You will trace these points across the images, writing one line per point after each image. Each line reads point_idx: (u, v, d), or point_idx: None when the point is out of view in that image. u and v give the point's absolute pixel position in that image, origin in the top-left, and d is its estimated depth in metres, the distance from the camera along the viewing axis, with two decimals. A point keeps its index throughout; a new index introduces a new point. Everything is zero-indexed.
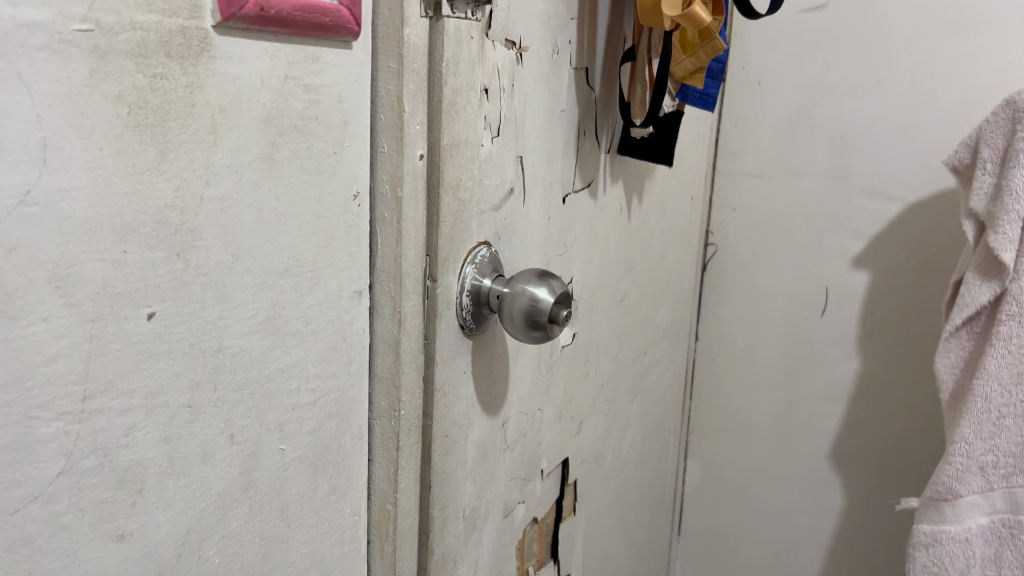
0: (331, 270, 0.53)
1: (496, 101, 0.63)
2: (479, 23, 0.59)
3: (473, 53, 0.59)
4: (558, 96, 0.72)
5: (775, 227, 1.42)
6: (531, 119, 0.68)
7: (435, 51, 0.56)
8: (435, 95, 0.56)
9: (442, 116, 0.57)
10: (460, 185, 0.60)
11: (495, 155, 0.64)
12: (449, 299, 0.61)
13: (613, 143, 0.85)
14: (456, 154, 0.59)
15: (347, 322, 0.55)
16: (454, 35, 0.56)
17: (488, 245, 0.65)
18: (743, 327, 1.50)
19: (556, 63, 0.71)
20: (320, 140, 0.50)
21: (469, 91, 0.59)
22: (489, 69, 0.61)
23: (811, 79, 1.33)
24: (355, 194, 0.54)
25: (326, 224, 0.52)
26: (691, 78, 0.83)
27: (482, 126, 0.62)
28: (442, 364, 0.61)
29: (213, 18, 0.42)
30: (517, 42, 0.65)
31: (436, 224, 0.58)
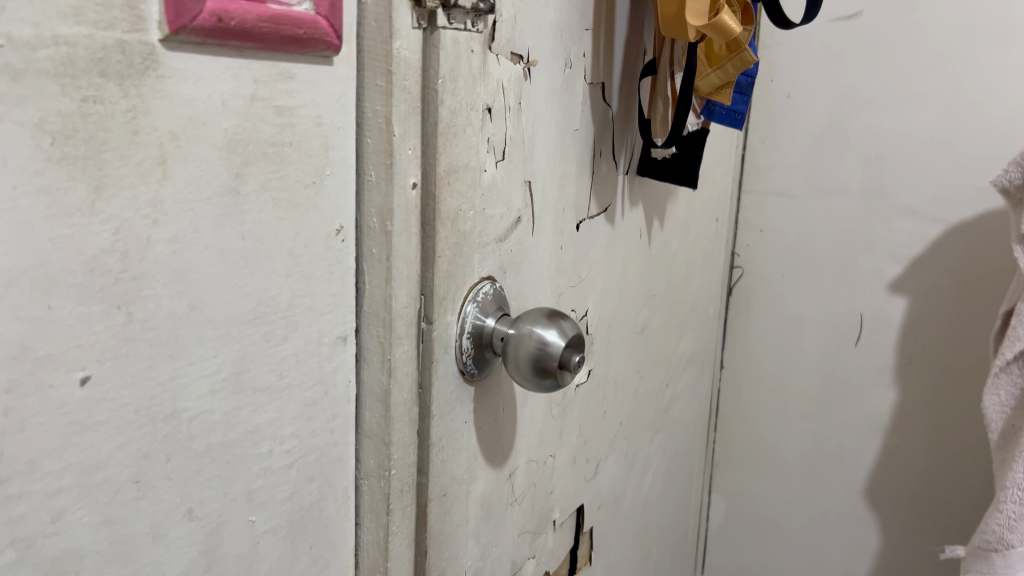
0: (310, 316, 0.46)
1: (502, 120, 0.56)
2: (480, 35, 0.52)
3: (474, 69, 0.53)
4: (571, 114, 0.66)
5: (805, 249, 1.35)
6: (541, 140, 0.62)
7: (428, 68, 0.49)
8: (430, 116, 0.50)
9: (439, 140, 0.50)
10: (458, 216, 0.53)
11: (500, 182, 0.57)
12: (447, 342, 0.54)
13: (632, 165, 0.79)
14: (454, 182, 0.53)
15: (329, 373, 0.48)
16: (452, 50, 0.50)
17: (492, 280, 0.58)
18: (772, 354, 1.43)
19: (569, 78, 0.65)
20: (296, 168, 0.44)
21: (469, 111, 0.53)
22: (493, 86, 0.55)
23: (842, 93, 1.26)
24: (339, 228, 0.47)
25: (304, 262, 0.46)
26: (717, 94, 0.77)
27: (485, 150, 0.55)
28: (440, 416, 0.55)
29: (160, 32, 0.36)
30: (525, 55, 0.58)
31: (433, 261, 0.52)
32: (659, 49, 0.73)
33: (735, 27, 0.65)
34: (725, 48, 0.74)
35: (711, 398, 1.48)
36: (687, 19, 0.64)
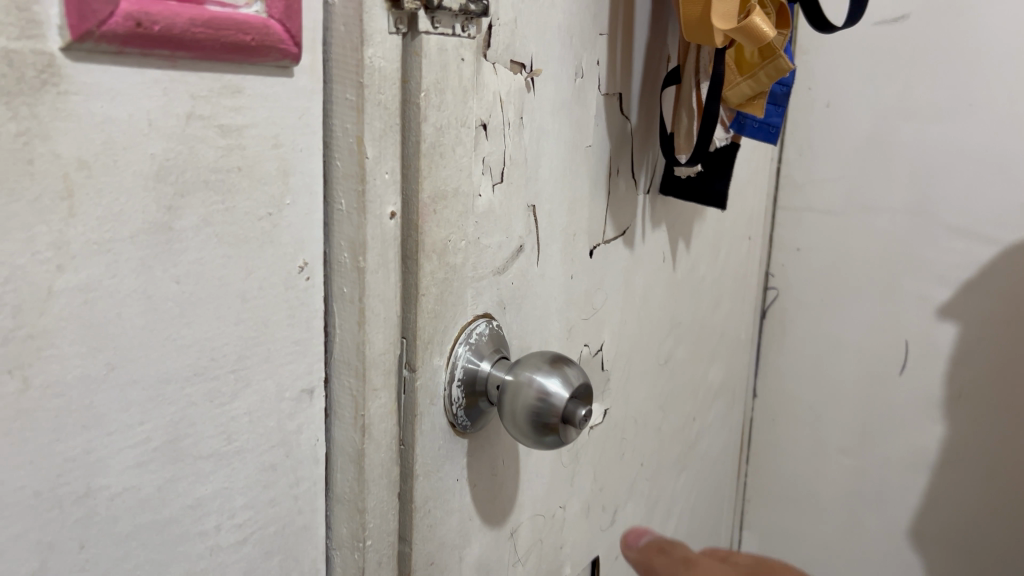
0: (266, 369, 0.40)
1: (499, 138, 0.50)
2: (472, 41, 0.46)
3: (466, 80, 0.46)
4: (584, 130, 0.60)
5: (844, 268, 1.27)
6: (545, 160, 0.55)
7: (409, 79, 0.43)
8: (411, 135, 0.43)
9: (423, 162, 0.44)
10: (447, 247, 0.47)
11: (498, 207, 0.51)
12: (433, 391, 0.47)
13: (654, 183, 0.72)
14: (443, 209, 0.46)
15: (292, 432, 0.42)
16: (438, 58, 0.44)
17: (488, 319, 0.51)
18: (808, 383, 1.35)
19: (580, 89, 0.58)
20: (247, 197, 0.38)
21: (460, 127, 0.46)
22: (488, 100, 0.48)
23: (885, 102, 1.18)
24: (302, 265, 0.41)
25: (258, 306, 0.39)
26: (748, 105, 0.69)
27: (479, 172, 0.49)
28: (427, 476, 0.48)
29: (61, 39, 0.30)
30: (527, 64, 0.52)
31: (417, 301, 0.45)
32: (683, 56, 0.66)
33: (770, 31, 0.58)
34: (757, 54, 0.67)
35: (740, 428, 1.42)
36: (713, 22, 0.57)
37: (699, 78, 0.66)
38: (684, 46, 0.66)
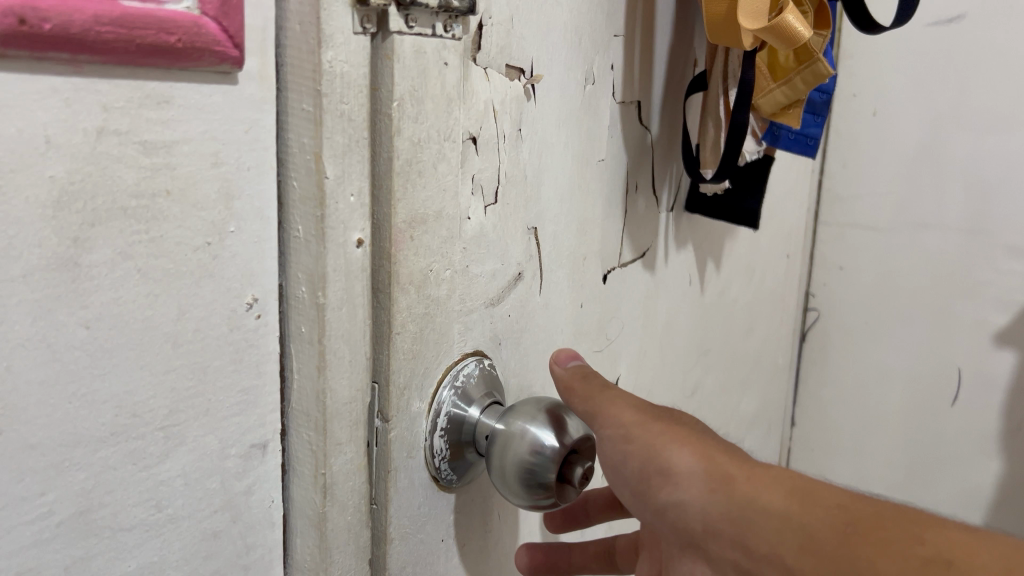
0: (204, 423, 0.34)
1: (492, 154, 0.44)
2: (458, 43, 0.40)
3: (450, 88, 0.40)
4: (597, 143, 0.54)
5: (891, 287, 1.19)
6: (549, 179, 0.50)
7: (379, 86, 0.37)
8: (382, 151, 0.38)
9: (396, 182, 0.38)
10: (428, 279, 0.41)
11: (491, 230, 0.45)
12: (412, 443, 0.41)
13: (679, 201, 0.68)
14: (422, 235, 0.40)
15: (239, 494, 0.36)
16: (416, 62, 0.38)
17: (479, 357, 0.46)
18: (852, 410, 1.27)
19: (592, 97, 0.52)
20: (180, 225, 0.32)
21: (444, 142, 0.40)
22: (478, 110, 0.43)
23: (938, 110, 1.10)
24: (252, 302, 0.35)
25: (195, 350, 0.34)
26: (781, 114, 0.66)
27: (467, 192, 0.43)
28: (404, 538, 0.42)
29: None
30: (527, 69, 0.46)
31: (391, 342, 0.39)
32: (710, 63, 0.61)
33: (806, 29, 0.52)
34: (793, 58, 0.63)
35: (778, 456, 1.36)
36: (740, 22, 0.51)
37: (727, 87, 0.62)
38: (712, 53, 0.61)
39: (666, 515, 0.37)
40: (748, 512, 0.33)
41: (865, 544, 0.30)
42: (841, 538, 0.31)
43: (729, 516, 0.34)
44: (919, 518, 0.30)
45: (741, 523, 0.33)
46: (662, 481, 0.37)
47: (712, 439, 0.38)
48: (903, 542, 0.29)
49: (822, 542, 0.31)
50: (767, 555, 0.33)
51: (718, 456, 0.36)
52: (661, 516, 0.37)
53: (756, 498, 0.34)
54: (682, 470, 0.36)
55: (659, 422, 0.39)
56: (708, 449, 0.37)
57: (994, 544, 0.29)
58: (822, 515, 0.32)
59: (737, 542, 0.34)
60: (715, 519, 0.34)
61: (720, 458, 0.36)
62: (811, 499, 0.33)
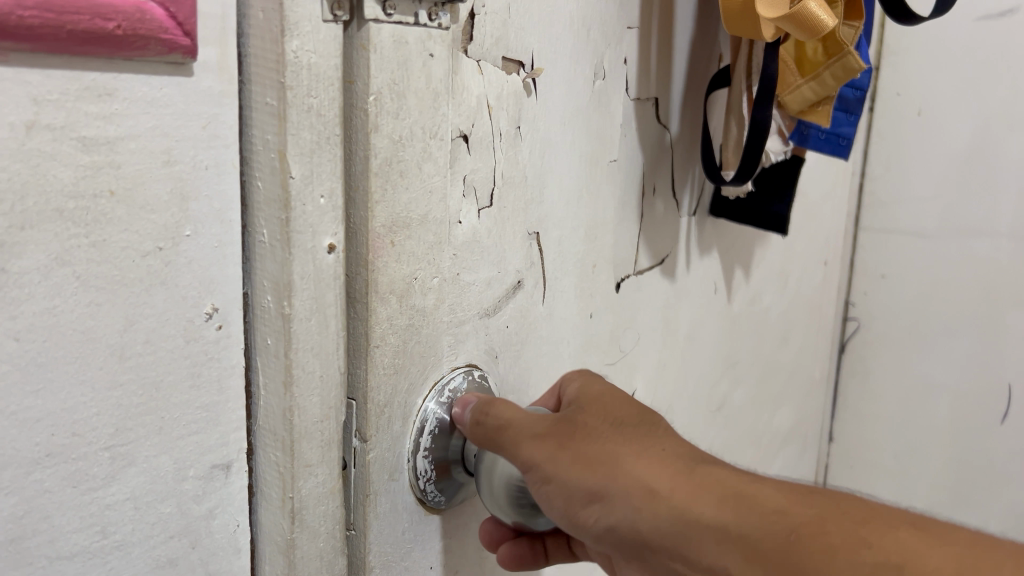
0: (157, 442, 0.32)
1: (487, 151, 0.42)
2: (445, 33, 0.37)
3: (437, 81, 0.37)
4: (607, 142, 0.51)
5: (935, 298, 1.13)
6: (551, 182, 0.47)
7: (354, 79, 0.34)
8: (359, 150, 0.35)
9: (373, 183, 0.35)
10: (412, 289, 0.38)
11: (485, 235, 0.43)
12: (392, 464, 0.39)
13: (702, 204, 0.65)
14: (405, 241, 0.37)
15: (199, 518, 0.34)
16: (396, 52, 0.35)
17: (470, 370, 0.43)
18: (893, 427, 1.22)
19: (601, 92, 0.49)
20: (126, 228, 0.30)
21: (430, 140, 0.38)
22: (470, 106, 0.40)
23: (987, 109, 1.04)
24: (212, 312, 0.33)
25: (146, 363, 0.31)
26: (811, 111, 0.64)
27: (458, 194, 0.40)
28: (383, 565, 0.39)
29: None
30: (527, 62, 0.43)
31: (369, 356, 0.37)
32: (733, 57, 0.58)
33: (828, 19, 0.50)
34: (822, 50, 0.61)
35: (814, 474, 1.30)
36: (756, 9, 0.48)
37: (750, 82, 0.57)
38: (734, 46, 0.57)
39: (601, 535, 0.35)
40: (687, 528, 0.32)
41: (807, 551, 0.30)
42: (783, 545, 0.30)
43: (668, 533, 0.33)
44: (856, 514, 0.31)
45: (682, 538, 0.32)
46: (588, 505, 0.35)
47: (618, 437, 0.37)
48: (847, 549, 0.29)
49: (768, 553, 0.30)
50: (710, 567, 0.32)
51: (636, 468, 0.35)
52: (595, 537, 0.35)
53: (694, 512, 0.32)
54: (609, 494, 0.34)
55: (567, 444, 0.36)
56: (626, 469, 0.35)
57: (935, 552, 0.29)
58: (762, 523, 0.31)
59: (683, 556, 0.33)
60: (656, 535, 0.33)
61: (637, 472, 0.34)
62: (746, 503, 0.32)
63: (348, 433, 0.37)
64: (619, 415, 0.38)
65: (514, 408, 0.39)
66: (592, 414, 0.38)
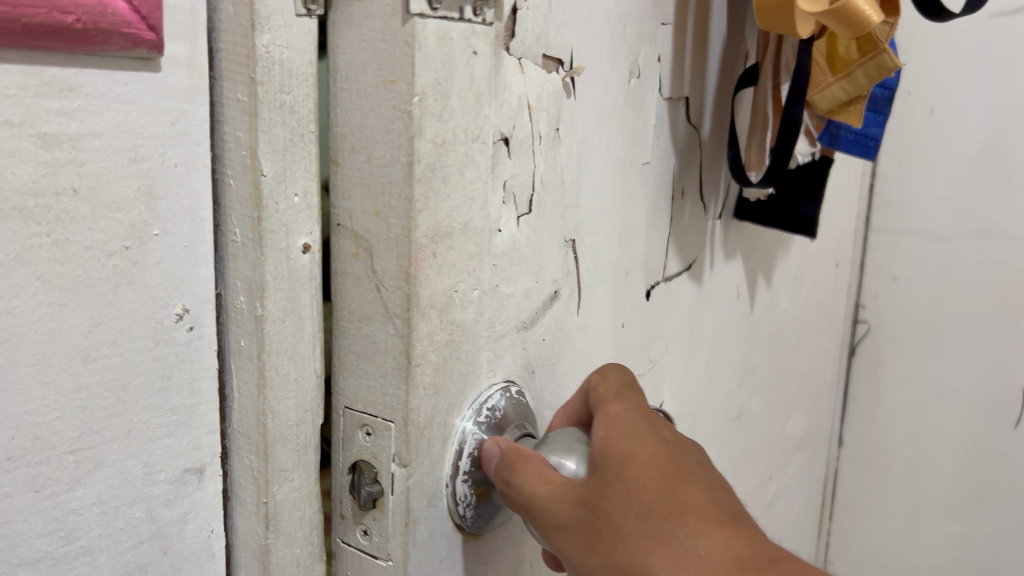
0: (126, 445, 0.31)
1: (527, 157, 0.42)
2: (489, 29, 0.37)
3: (479, 80, 0.36)
4: (638, 143, 0.51)
5: (949, 302, 1.11)
6: (586, 183, 0.47)
7: (397, 78, 0.33)
8: (401, 154, 0.33)
9: (416, 188, 0.34)
10: (451, 300, 0.37)
11: (525, 243, 0.43)
12: (431, 487, 0.39)
13: (727, 206, 0.65)
14: (446, 251, 0.36)
15: (170, 523, 0.33)
16: (439, 48, 0.33)
17: (507, 386, 0.43)
18: (904, 433, 1.20)
19: (635, 91, 0.50)
20: (91, 226, 0.29)
21: (471, 144, 0.37)
22: (511, 106, 0.40)
23: (1002, 108, 1.02)
24: (183, 312, 0.32)
25: (113, 366, 0.30)
26: (840, 110, 0.64)
27: (498, 200, 0.40)
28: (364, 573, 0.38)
29: None
30: (566, 61, 0.43)
31: (410, 375, 0.36)
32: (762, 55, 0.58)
33: (874, 11, 0.50)
34: (855, 49, 0.60)
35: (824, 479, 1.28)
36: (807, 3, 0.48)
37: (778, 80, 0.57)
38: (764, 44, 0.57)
39: None
40: None
41: None
42: None
43: None
44: None
45: None
46: None
47: (649, 522, 0.34)
48: None
49: None
50: None
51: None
52: None
53: None
54: None
55: (598, 543, 0.34)
56: None
57: None
58: None
59: None
60: None
61: None
62: None
63: (384, 455, 0.37)
64: (651, 475, 0.35)
65: (540, 486, 0.37)
66: (623, 481, 0.35)
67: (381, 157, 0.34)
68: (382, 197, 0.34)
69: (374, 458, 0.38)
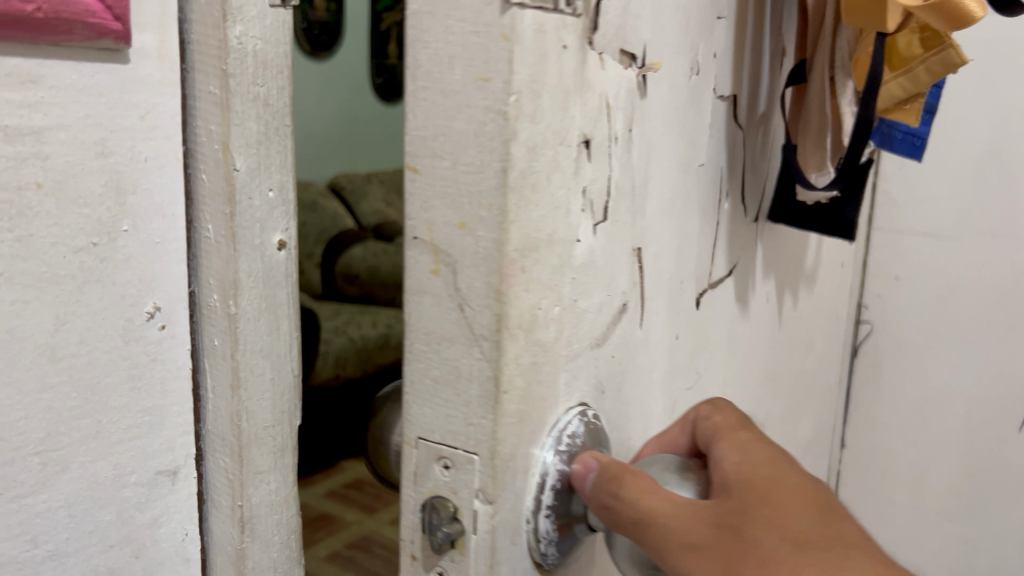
0: (95, 448, 0.30)
1: (604, 158, 0.35)
2: (577, 20, 0.31)
3: (568, 77, 0.31)
4: (695, 145, 0.47)
5: None
6: (654, 189, 0.41)
7: (491, 74, 0.28)
8: (494, 158, 0.28)
9: (510, 200, 0.29)
10: (544, 321, 0.32)
11: (602, 257, 0.37)
12: (513, 525, 0.33)
13: (761, 208, 0.62)
14: (534, 264, 0.31)
15: (142, 527, 0.32)
16: (535, 42, 0.28)
17: (583, 407, 0.37)
18: None
19: (695, 89, 0.45)
20: (59, 224, 0.28)
21: (557, 146, 0.31)
22: (593, 106, 0.34)
23: None
24: (154, 310, 0.31)
25: (82, 366, 0.29)
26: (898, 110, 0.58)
27: (578, 208, 0.34)
28: None
29: None
30: (641, 56, 0.37)
31: (500, 403, 0.30)
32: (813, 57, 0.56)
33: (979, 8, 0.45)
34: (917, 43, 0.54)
35: None
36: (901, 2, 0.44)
37: (835, 78, 0.54)
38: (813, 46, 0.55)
39: None
40: None
41: None
42: None
43: None
44: None
45: None
46: None
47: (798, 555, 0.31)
48: None
49: None
50: None
51: None
52: None
53: None
54: None
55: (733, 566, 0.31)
56: None
57: None
58: None
59: None
60: None
61: None
62: None
63: (466, 491, 0.32)
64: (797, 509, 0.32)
65: (662, 502, 0.33)
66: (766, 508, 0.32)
67: (469, 161, 0.29)
68: (469, 207, 0.29)
69: (452, 493, 0.32)
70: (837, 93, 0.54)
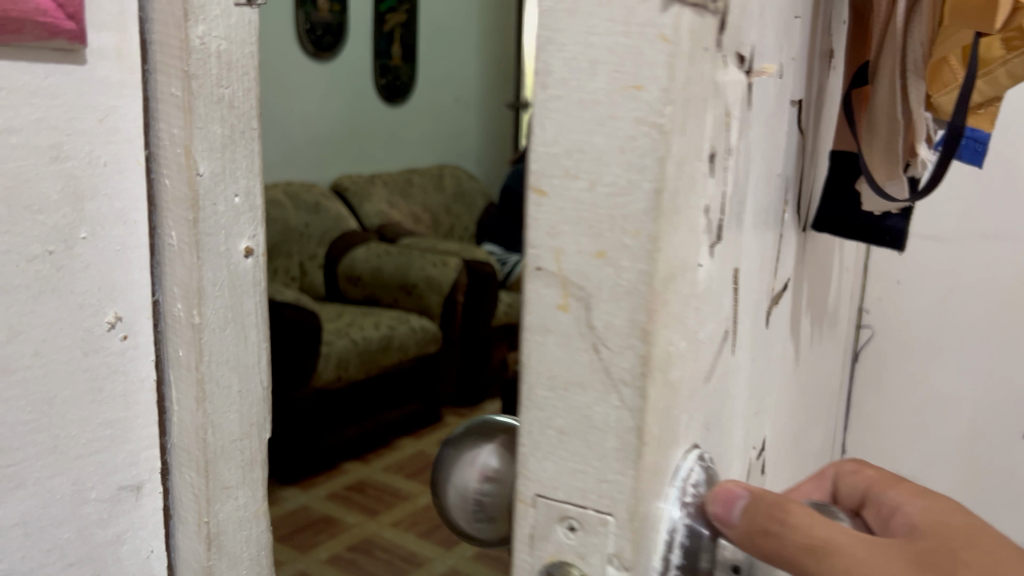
0: (55, 460, 0.32)
1: (721, 176, 0.25)
2: (714, 16, 0.22)
3: (706, 80, 0.23)
4: (776, 157, 0.35)
5: None
6: (753, 211, 0.30)
7: (645, 83, 0.20)
8: (644, 179, 0.21)
9: (664, 225, 0.21)
10: (679, 387, 0.24)
11: (716, 285, 0.27)
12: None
13: (812, 217, 0.45)
14: (669, 295, 0.22)
15: (105, 528, 0.34)
16: (688, 50, 0.21)
17: (699, 453, 0.27)
18: None
19: (782, 85, 0.34)
20: (11, 232, 0.29)
21: (692, 164, 0.23)
22: (722, 113, 0.24)
23: None
24: (115, 320, 0.33)
25: (38, 373, 0.31)
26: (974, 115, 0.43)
27: (699, 226, 0.24)
28: None
29: None
30: (748, 59, 0.27)
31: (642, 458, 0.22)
32: (875, 49, 0.40)
33: None
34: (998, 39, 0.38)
35: None
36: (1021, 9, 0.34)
37: (907, 84, 0.39)
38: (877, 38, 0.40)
39: None
40: None
41: None
42: None
43: None
44: None
45: None
46: None
47: None
48: None
49: None
50: None
51: None
52: None
53: None
54: None
55: None
56: None
57: None
58: None
59: None
60: None
61: None
62: None
63: (596, 558, 0.23)
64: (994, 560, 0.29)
65: (833, 530, 0.27)
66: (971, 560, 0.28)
67: (609, 183, 0.21)
68: (610, 234, 0.21)
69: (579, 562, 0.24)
70: (908, 98, 0.39)
